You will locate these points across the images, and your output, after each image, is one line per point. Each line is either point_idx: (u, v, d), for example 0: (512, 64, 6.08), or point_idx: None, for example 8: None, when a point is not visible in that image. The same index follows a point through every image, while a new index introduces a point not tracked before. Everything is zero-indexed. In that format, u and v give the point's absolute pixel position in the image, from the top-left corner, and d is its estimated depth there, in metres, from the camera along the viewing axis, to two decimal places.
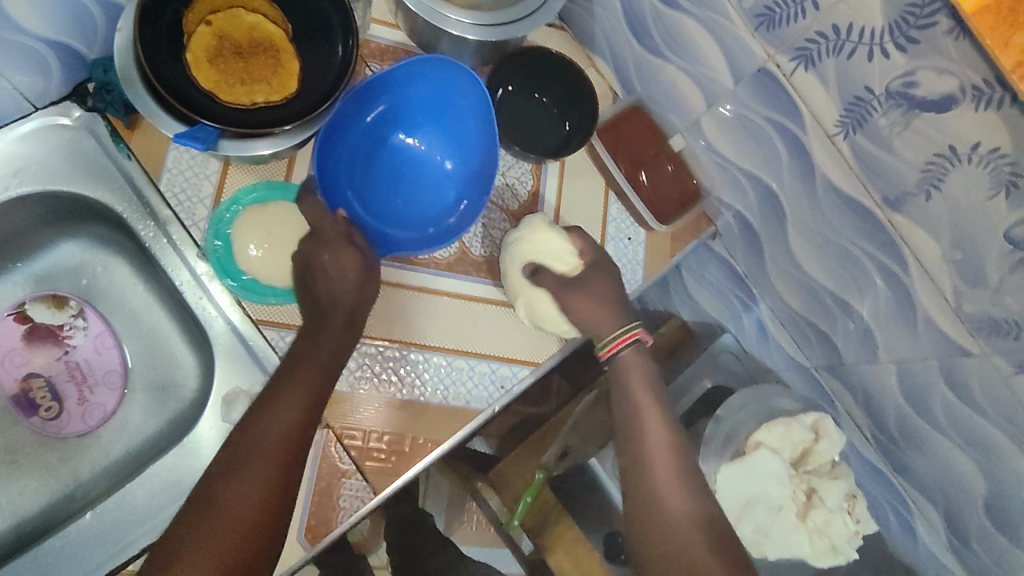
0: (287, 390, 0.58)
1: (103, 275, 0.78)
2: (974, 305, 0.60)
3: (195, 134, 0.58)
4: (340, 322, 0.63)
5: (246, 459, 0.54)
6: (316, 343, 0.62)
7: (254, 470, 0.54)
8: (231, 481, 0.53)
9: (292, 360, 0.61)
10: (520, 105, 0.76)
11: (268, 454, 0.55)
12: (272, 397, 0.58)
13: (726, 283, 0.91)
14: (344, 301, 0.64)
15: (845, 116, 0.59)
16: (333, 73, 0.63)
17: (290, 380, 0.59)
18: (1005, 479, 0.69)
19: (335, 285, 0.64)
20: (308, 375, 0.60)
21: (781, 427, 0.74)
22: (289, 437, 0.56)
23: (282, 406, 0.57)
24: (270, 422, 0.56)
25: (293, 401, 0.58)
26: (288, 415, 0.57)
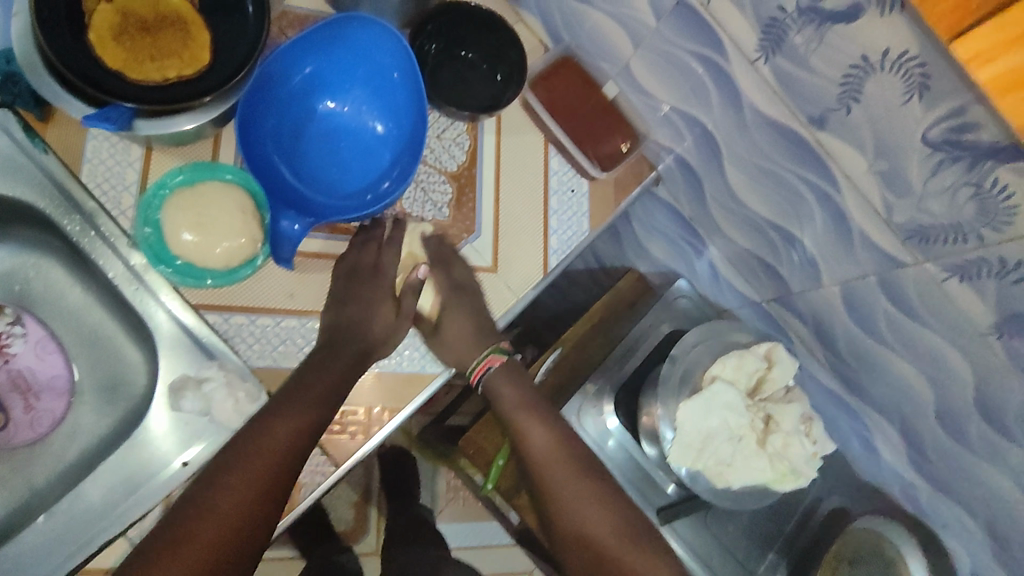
0: (288, 409, 0.60)
1: (38, 280, 0.75)
2: (902, 215, 0.62)
3: (105, 113, 0.55)
4: (352, 356, 0.65)
5: (239, 468, 0.56)
6: (325, 369, 0.63)
7: (246, 475, 0.56)
8: (224, 486, 0.55)
9: (302, 377, 0.63)
10: (448, 64, 0.75)
11: (263, 464, 0.56)
12: (283, 402, 0.60)
13: (674, 229, 0.95)
14: (362, 341, 0.66)
15: (763, 40, 0.59)
16: (246, 40, 0.61)
17: (292, 400, 0.61)
18: (951, 385, 0.71)
19: (366, 339, 0.66)
20: (313, 398, 0.61)
21: (734, 359, 0.77)
22: (285, 452, 0.58)
23: (284, 418, 0.59)
24: (270, 433, 0.58)
25: (303, 411, 0.60)
26: (288, 428, 0.59)
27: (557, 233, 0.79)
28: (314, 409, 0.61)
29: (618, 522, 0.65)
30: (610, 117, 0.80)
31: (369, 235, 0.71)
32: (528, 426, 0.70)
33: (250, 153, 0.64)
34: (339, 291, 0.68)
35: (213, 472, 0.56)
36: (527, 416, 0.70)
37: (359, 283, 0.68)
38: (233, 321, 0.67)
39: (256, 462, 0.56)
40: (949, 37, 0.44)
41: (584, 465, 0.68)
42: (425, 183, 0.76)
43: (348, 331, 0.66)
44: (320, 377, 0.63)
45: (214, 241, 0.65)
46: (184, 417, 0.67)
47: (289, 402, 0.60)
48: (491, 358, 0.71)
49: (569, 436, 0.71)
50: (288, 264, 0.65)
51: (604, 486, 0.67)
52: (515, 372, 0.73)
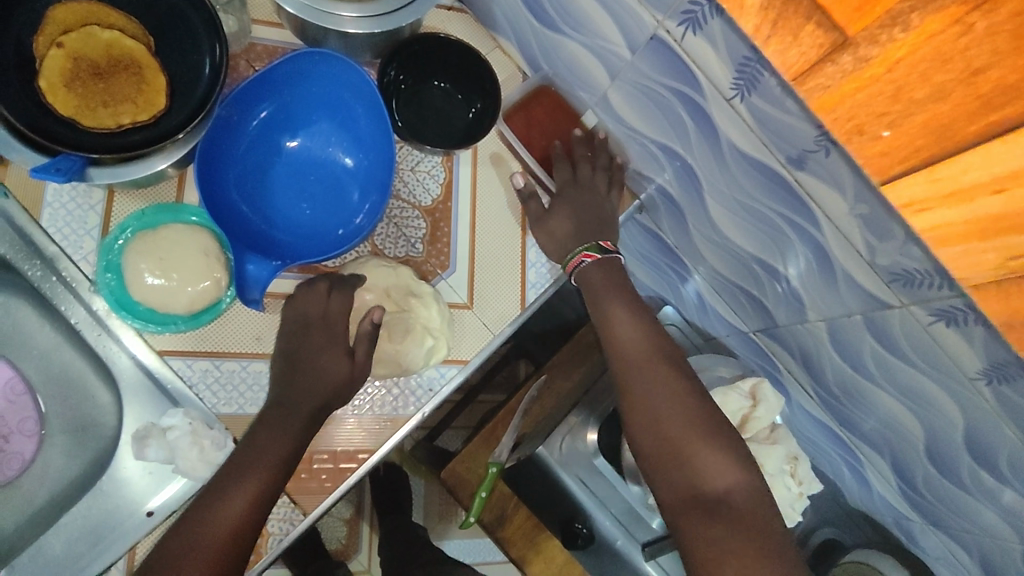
0: (236, 487, 0.59)
1: (4, 319, 0.74)
2: (886, 258, 0.59)
3: (54, 165, 0.53)
4: (301, 418, 0.62)
5: (189, 550, 0.56)
6: (272, 435, 0.61)
7: (198, 557, 0.56)
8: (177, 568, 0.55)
9: (249, 444, 0.61)
10: (419, 95, 0.74)
11: (214, 544, 0.57)
12: (233, 472, 0.59)
13: (659, 256, 0.92)
14: (311, 397, 0.63)
15: (738, 78, 0.57)
16: (205, 80, 0.60)
17: (241, 474, 0.59)
18: (940, 425, 0.69)
19: (317, 393, 0.63)
20: (261, 470, 0.59)
21: (716, 398, 0.75)
22: (233, 532, 0.58)
23: (233, 496, 0.58)
24: (217, 514, 0.58)
25: (251, 479, 0.59)
26: (236, 508, 0.58)
27: (534, 266, 0.77)
28: (262, 484, 0.59)
29: (687, 403, 0.66)
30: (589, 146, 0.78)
31: (336, 282, 0.66)
32: (610, 310, 0.71)
33: (211, 193, 0.63)
34: (290, 339, 0.64)
35: (168, 549, 0.56)
36: (615, 300, 0.71)
37: (314, 328, 0.65)
38: (196, 366, 0.65)
39: (208, 543, 0.57)
40: (880, 177, 0.45)
41: (678, 366, 0.69)
42: (397, 218, 0.74)
43: (299, 385, 0.63)
44: (270, 444, 0.60)
45: (179, 285, 0.62)
46: (148, 464, 0.65)
47: (240, 472, 0.59)
48: (587, 254, 0.73)
49: (659, 335, 0.71)
50: (257, 304, 0.61)
51: (689, 380, 0.68)
52: (616, 269, 0.73)
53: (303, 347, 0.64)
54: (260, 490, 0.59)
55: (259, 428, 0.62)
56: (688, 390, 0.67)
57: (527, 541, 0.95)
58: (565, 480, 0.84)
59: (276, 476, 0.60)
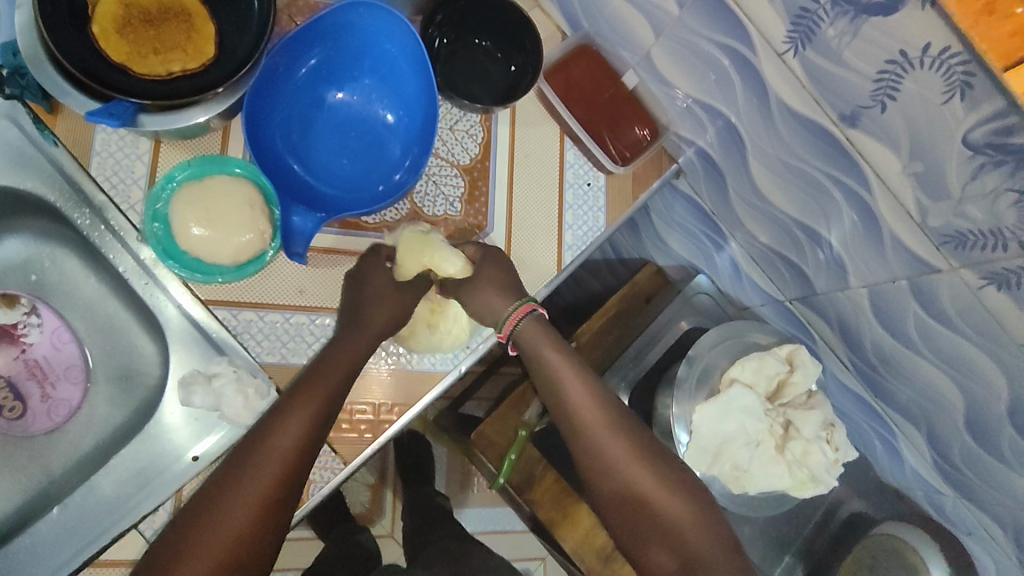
0: (288, 416, 0.58)
1: (52, 270, 0.75)
2: (938, 219, 0.58)
3: (110, 109, 0.55)
4: (356, 346, 0.63)
5: (249, 469, 0.55)
6: (334, 363, 0.61)
7: (257, 477, 0.55)
8: (229, 492, 0.54)
9: (309, 371, 0.61)
10: (459, 52, 0.72)
11: (268, 470, 0.56)
12: (285, 403, 0.59)
13: (695, 224, 0.92)
14: (368, 327, 0.64)
15: (793, 31, 0.56)
16: (252, 26, 0.61)
17: (301, 396, 0.59)
18: (985, 397, 0.68)
19: (371, 325, 0.64)
20: (316, 395, 0.59)
21: (755, 362, 0.75)
22: (288, 458, 0.57)
23: (291, 418, 0.58)
24: (269, 440, 0.57)
25: (304, 407, 0.58)
26: (288, 435, 0.57)
27: (571, 229, 0.76)
28: (315, 410, 0.58)
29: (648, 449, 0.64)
30: (629, 107, 0.77)
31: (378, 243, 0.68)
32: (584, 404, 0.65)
33: (257, 145, 0.63)
34: (348, 290, 0.66)
35: (229, 470, 0.56)
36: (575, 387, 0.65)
37: (365, 272, 0.67)
38: (242, 317, 0.66)
39: (266, 465, 0.56)
40: (1001, 66, 0.45)
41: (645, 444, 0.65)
42: (436, 176, 0.73)
43: (348, 324, 0.64)
44: (322, 371, 0.60)
45: (225, 237, 0.63)
46: (194, 411, 0.67)
47: (291, 404, 0.58)
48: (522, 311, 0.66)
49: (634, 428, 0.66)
50: (300, 257, 0.62)
51: (642, 438, 0.65)
52: (533, 326, 0.66)
53: (353, 293, 0.66)
54: (318, 416, 0.59)
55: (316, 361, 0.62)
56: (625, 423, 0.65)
57: (556, 504, 0.93)
58: None
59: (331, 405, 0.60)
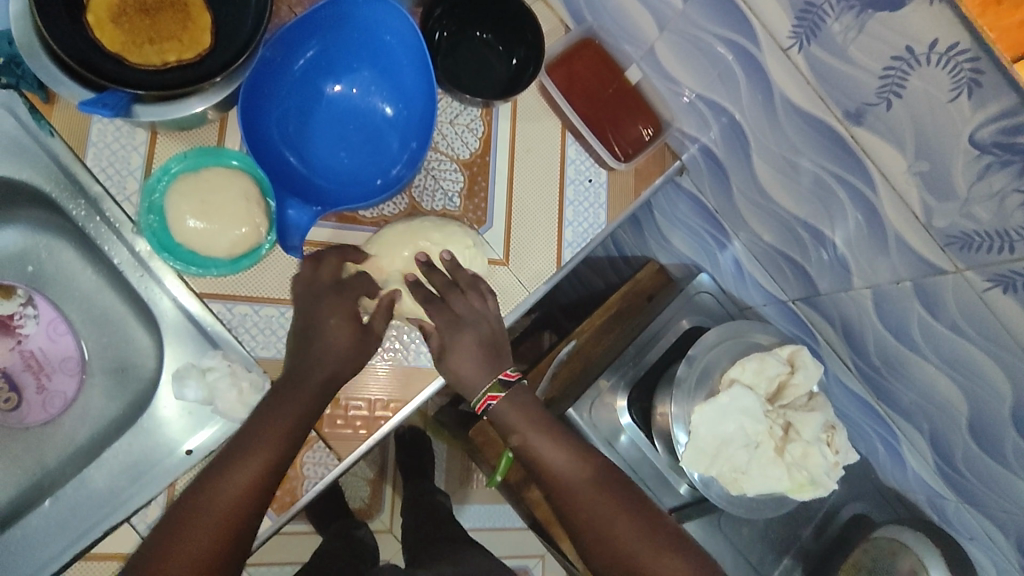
0: (252, 449, 0.59)
1: (49, 261, 0.75)
2: (943, 220, 0.57)
3: (102, 100, 0.54)
4: (311, 390, 0.61)
5: (199, 517, 0.56)
6: (287, 407, 0.60)
7: (203, 525, 0.56)
8: (182, 538, 0.55)
9: (261, 415, 0.60)
10: (459, 45, 0.71)
11: (214, 517, 0.56)
12: (246, 438, 0.59)
13: (697, 221, 0.91)
14: (323, 372, 0.61)
15: (797, 26, 0.54)
16: (249, 16, 0.60)
17: (260, 432, 0.59)
18: (989, 401, 0.67)
19: (330, 371, 0.61)
20: (270, 443, 0.59)
21: (755, 363, 0.74)
22: (234, 508, 0.57)
23: (240, 468, 0.58)
24: (228, 477, 0.58)
25: (265, 443, 0.59)
26: (234, 485, 0.57)
27: (571, 226, 0.75)
28: (263, 465, 0.58)
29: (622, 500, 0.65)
30: (632, 102, 0.76)
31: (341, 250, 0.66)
32: (541, 447, 0.66)
33: (254, 137, 0.62)
34: (303, 315, 0.62)
35: (181, 513, 0.57)
36: (532, 431, 0.67)
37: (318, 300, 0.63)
38: (238, 310, 0.65)
39: (224, 495, 0.57)
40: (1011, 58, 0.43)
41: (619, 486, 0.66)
42: (435, 171, 0.72)
43: (304, 366, 0.61)
44: (278, 416, 0.60)
45: (220, 229, 0.63)
46: (188, 405, 0.67)
47: (252, 440, 0.59)
48: (491, 396, 0.67)
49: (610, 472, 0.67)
50: (297, 251, 0.62)
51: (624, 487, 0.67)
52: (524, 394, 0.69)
53: (307, 329, 0.62)
54: (265, 466, 0.58)
55: (271, 401, 0.61)
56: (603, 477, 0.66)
57: (554, 503, 0.92)
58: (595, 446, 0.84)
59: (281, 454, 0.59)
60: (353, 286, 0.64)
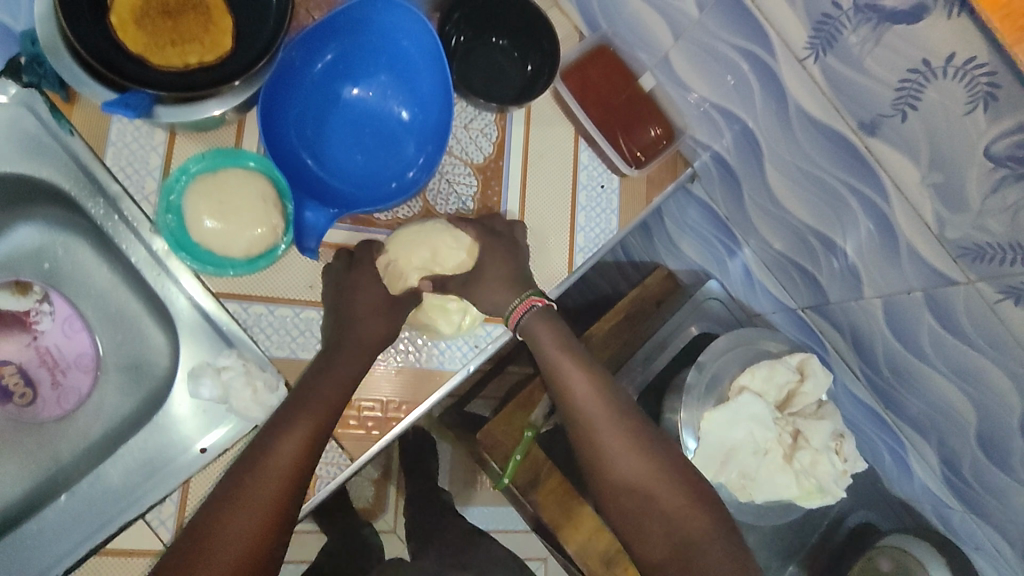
0: (300, 413, 0.60)
1: (65, 258, 0.75)
2: (956, 231, 0.57)
3: (125, 100, 0.54)
4: (353, 356, 0.64)
5: (253, 479, 0.57)
6: (333, 374, 0.63)
7: (261, 487, 0.57)
8: (239, 503, 0.56)
9: (308, 381, 0.62)
10: (476, 51, 0.72)
11: (271, 478, 0.58)
12: (294, 407, 0.61)
13: (707, 227, 0.92)
14: (361, 338, 0.64)
15: (814, 37, 0.55)
16: (270, 20, 0.61)
17: (307, 399, 0.61)
18: (998, 412, 0.67)
19: (363, 337, 0.64)
20: (317, 409, 0.61)
21: (765, 370, 0.74)
22: (288, 470, 0.58)
23: (292, 432, 0.59)
24: (280, 442, 0.59)
25: (313, 410, 0.61)
26: (289, 447, 0.59)
27: (583, 231, 0.75)
28: (312, 433, 0.60)
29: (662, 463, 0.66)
30: (645, 109, 0.76)
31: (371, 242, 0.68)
32: (572, 381, 0.68)
33: (273, 138, 0.63)
34: (336, 288, 0.67)
35: (234, 485, 0.57)
36: (571, 368, 0.68)
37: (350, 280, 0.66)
38: (253, 310, 0.66)
39: (275, 460, 0.58)
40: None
41: (649, 435, 0.68)
42: (449, 174, 0.73)
43: (345, 337, 0.64)
44: (325, 384, 0.62)
45: (236, 229, 0.63)
46: (202, 403, 0.67)
47: (300, 406, 0.61)
48: (533, 302, 0.68)
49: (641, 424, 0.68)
50: (312, 253, 0.64)
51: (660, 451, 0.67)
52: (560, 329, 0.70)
53: (341, 302, 0.66)
54: (316, 431, 0.60)
55: (315, 368, 0.63)
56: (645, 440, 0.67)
57: (561, 507, 0.92)
58: None
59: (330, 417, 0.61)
60: (365, 254, 0.67)
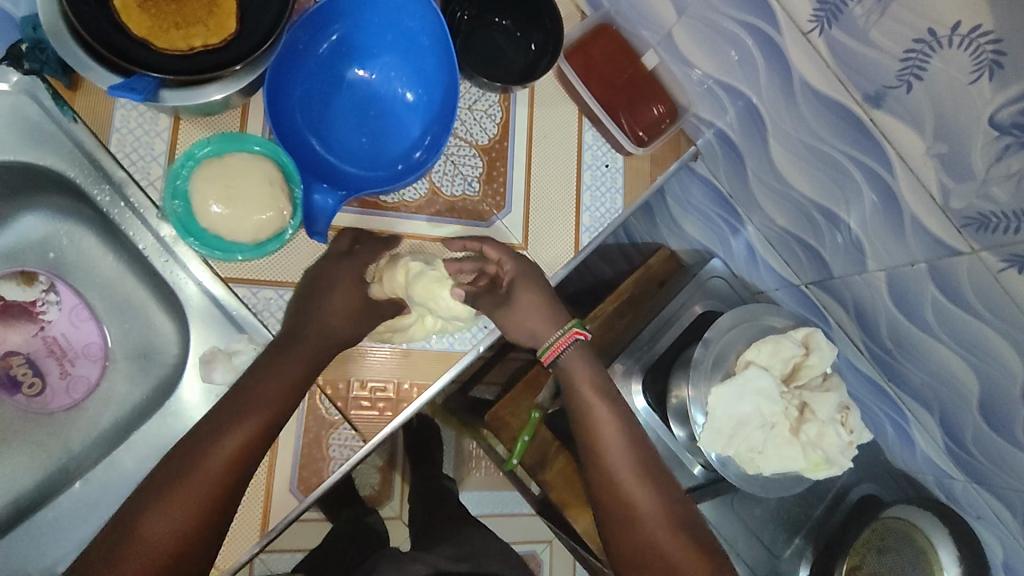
0: (250, 403, 0.58)
1: (70, 248, 0.75)
2: (960, 201, 0.58)
3: (131, 85, 0.55)
4: (312, 348, 0.62)
5: (195, 467, 0.55)
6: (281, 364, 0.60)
7: (186, 490, 0.55)
8: (179, 484, 0.55)
9: (258, 374, 0.60)
10: (480, 33, 0.72)
11: (202, 481, 0.55)
12: (239, 400, 0.59)
13: (710, 206, 0.92)
14: (325, 333, 0.63)
15: (818, 10, 0.55)
16: (275, 4, 0.61)
17: (257, 392, 0.59)
18: (1002, 381, 0.68)
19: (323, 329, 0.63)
20: (271, 398, 0.59)
21: (771, 345, 0.75)
22: (231, 462, 0.57)
23: (232, 430, 0.57)
24: (226, 435, 0.57)
25: (265, 402, 0.59)
26: (237, 439, 0.57)
27: (589, 210, 0.75)
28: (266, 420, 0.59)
29: (667, 507, 0.67)
30: (648, 89, 0.76)
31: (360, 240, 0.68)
32: (597, 410, 0.69)
33: (279, 121, 0.63)
34: (305, 287, 0.65)
35: (161, 480, 0.55)
36: (592, 393, 0.70)
37: (324, 274, 0.65)
38: (262, 295, 0.66)
39: (216, 449, 0.56)
40: None
41: (668, 491, 0.69)
42: (454, 156, 0.73)
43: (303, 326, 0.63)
44: (274, 374, 0.60)
45: (243, 214, 0.63)
46: (213, 389, 0.68)
47: (250, 399, 0.59)
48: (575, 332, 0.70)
49: (667, 483, 0.69)
50: (321, 237, 0.63)
51: (667, 490, 0.69)
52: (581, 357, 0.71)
53: (303, 304, 0.64)
54: (256, 431, 0.58)
55: (267, 357, 0.61)
56: (662, 483, 0.69)
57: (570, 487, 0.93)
58: None
59: (266, 427, 0.59)
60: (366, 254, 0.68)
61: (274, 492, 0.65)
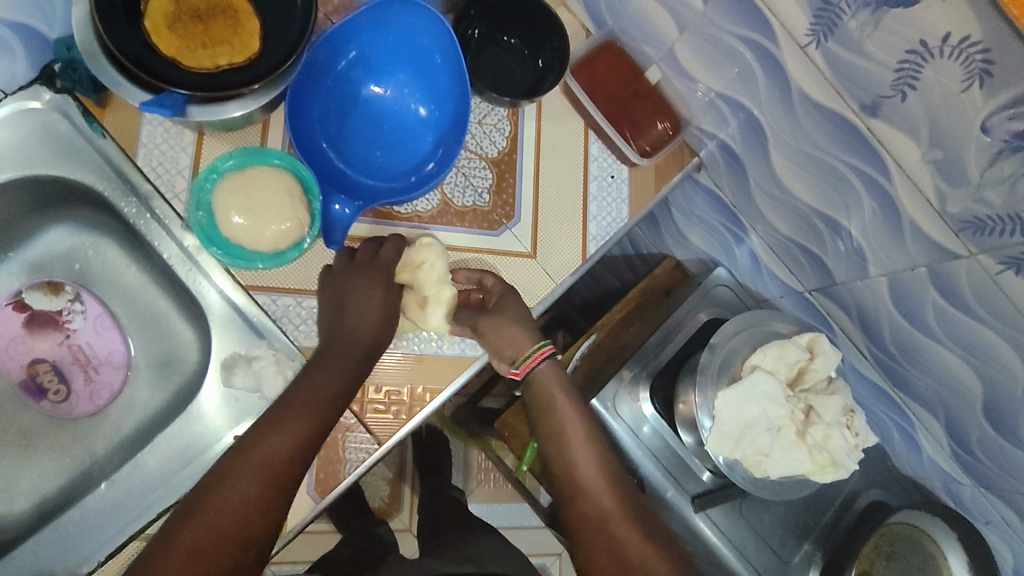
0: (296, 409, 0.61)
1: (95, 259, 0.78)
2: (957, 206, 0.60)
3: (161, 101, 0.58)
4: (351, 362, 0.64)
5: (244, 473, 0.57)
6: (325, 371, 0.63)
7: (241, 488, 0.56)
8: (227, 487, 0.56)
9: (291, 396, 0.62)
10: (489, 50, 0.75)
11: (253, 480, 0.57)
12: (285, 409, 0.61)
13: (714, 216, 0.94)
14: (358, 342, 0.65)
15: (815, 24, 0.58)
16: (296, 23, 0.64)
17: (298, 400, 0.61)
18: (1005, 383, 0.69)
19: (358, 341, 0.65)
20: (318, 408, 0.61)
21: (775, 349, 0.76)
22: (278, 466, 0.58)
23: (286, 430, 0.59)
24: (273, 438, 0.59)
25: (308, 410, 0.61)
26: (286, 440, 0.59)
27: (596, 219, 0.77)
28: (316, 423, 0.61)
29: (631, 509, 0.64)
30: (651, 103, 0.79)
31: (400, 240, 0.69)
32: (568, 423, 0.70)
33: (298, 136, 0.66)
34: (333, 294, 0.66)
35: (204, 500, 0.56)
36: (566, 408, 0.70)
37: (344, 286, 0.66)
38: (281, 302, 0.69)
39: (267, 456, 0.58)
40: None
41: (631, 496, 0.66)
42: (465, 169, 0.75)
43: (334, 348, 0.64)
44: (321, 382, 0.62)
45: (263, 224, 0.65)
46: (234, 393, 0.70)
47: (297, 408, 0.61)
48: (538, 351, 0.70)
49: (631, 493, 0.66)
50: (338, 246, 0.66)
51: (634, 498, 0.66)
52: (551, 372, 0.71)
53: (337, 297, 0.66)
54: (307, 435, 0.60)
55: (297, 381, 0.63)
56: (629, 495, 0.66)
57: None
58: (616, 432, 0.86)
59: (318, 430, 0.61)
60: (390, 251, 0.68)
61: (293, 495, 0.66)
